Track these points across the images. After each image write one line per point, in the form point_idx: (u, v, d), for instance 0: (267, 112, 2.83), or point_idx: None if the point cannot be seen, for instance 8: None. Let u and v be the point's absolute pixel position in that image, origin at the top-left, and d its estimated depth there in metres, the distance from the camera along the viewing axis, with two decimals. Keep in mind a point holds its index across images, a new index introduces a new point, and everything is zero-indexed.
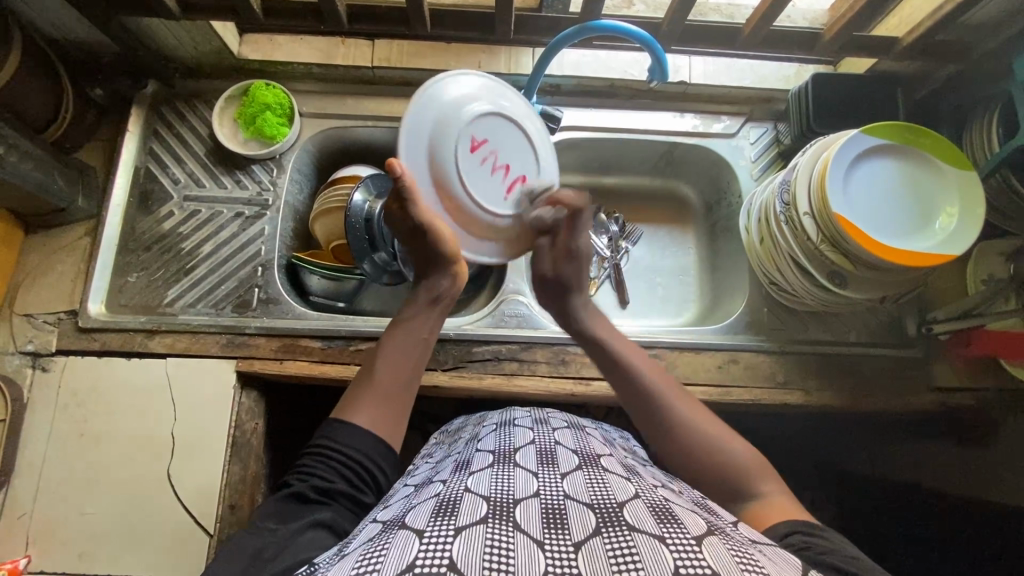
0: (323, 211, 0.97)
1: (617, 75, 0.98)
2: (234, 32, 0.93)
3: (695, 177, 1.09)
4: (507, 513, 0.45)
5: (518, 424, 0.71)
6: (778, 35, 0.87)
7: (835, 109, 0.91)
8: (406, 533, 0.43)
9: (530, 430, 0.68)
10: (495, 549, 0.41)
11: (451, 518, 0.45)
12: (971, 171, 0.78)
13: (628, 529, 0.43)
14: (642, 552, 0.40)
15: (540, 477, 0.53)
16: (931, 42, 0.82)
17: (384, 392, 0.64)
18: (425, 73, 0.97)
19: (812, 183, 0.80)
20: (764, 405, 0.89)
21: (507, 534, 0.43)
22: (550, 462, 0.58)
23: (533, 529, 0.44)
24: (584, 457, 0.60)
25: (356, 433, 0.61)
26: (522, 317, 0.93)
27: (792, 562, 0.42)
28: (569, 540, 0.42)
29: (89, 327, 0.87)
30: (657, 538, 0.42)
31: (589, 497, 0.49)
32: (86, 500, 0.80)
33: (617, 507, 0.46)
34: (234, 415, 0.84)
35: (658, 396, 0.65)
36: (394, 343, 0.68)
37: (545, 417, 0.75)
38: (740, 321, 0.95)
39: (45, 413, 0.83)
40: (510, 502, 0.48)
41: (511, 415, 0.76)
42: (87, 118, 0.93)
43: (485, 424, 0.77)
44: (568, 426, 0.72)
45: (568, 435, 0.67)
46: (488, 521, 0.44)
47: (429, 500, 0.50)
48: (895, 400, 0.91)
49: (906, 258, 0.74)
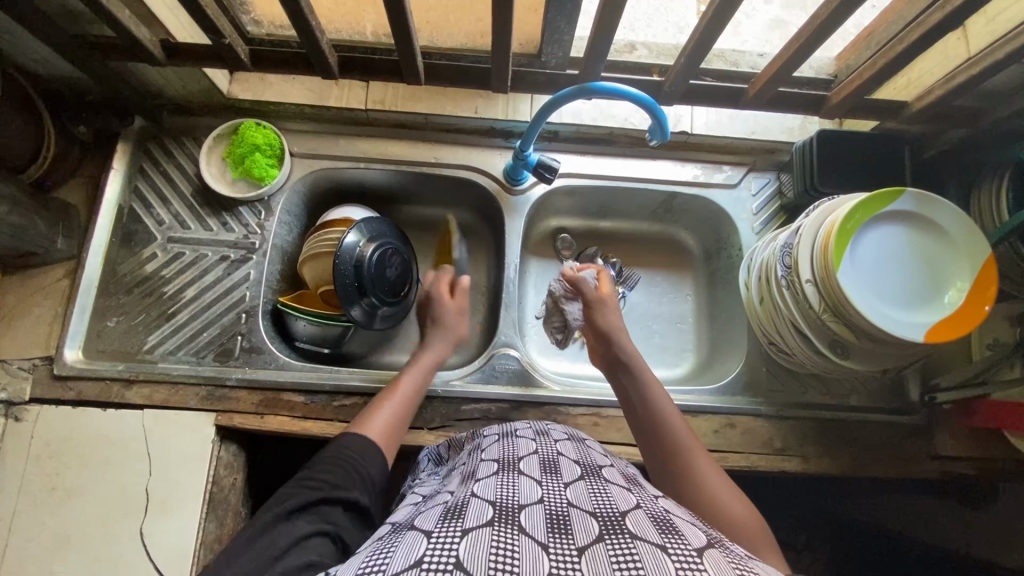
0: (311, 255, 0.94)
1: (617, 124, 0.96)
2: (225, 72, 0.91)
3: (695, 225, 1.07)
4: (512, 518, 0.43)
5: (519, 434, 0.65)
6: (785, 94, 0.84)
7: (841, 167, 0.88)
8: (414, 534, 0.42)
9: (533, 441, 0.62)
10: (502, 551, 0.39)
11: (460, 519, 0.43)
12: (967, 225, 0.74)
13: (630, 538, 0.41)
14: (645, 560, 0.38)
15: (543, 485, 0.50)
16: (942, 108, 0.80)
17: (391, 414, 0.76)
18: (420, 117, 0.94)
19: (815, 248, 0.77)
20: (763, 472, 0.86)
21: (513, 537, 0.40)
22: (553, 470, 0.54)
23: (538, 533, 0.41)
24: (586, 467, 0.56)
25: (364, 443, 0.70)
26: (513, 373, 0.89)
27: None
28: (572, 545, 0.40)
29: (66, 375, 0.84)
30: (660, 547, 0.39)
31: (592, 506, 0.46)
32: (55, 558, 0.77)
33: (620, 516, 0.44)
34: (212, 470, 0.82)
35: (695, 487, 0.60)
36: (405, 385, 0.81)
37: (545, 428, 0.69)
38: (738, 381, 0.92)
39: (15, 466, 0.80)
40: (515, 507, 0.45)
41: (512, 426, 0.69)
42: (71, 156, 0.90)
43: (485, 433, 0.70)
44: (568, 437, 0.66)
45: (570, 447, 0.62)
46: (494, 524, 0.42)
47: (436, 507, 0.48)
48: (895, 468, 0.88)
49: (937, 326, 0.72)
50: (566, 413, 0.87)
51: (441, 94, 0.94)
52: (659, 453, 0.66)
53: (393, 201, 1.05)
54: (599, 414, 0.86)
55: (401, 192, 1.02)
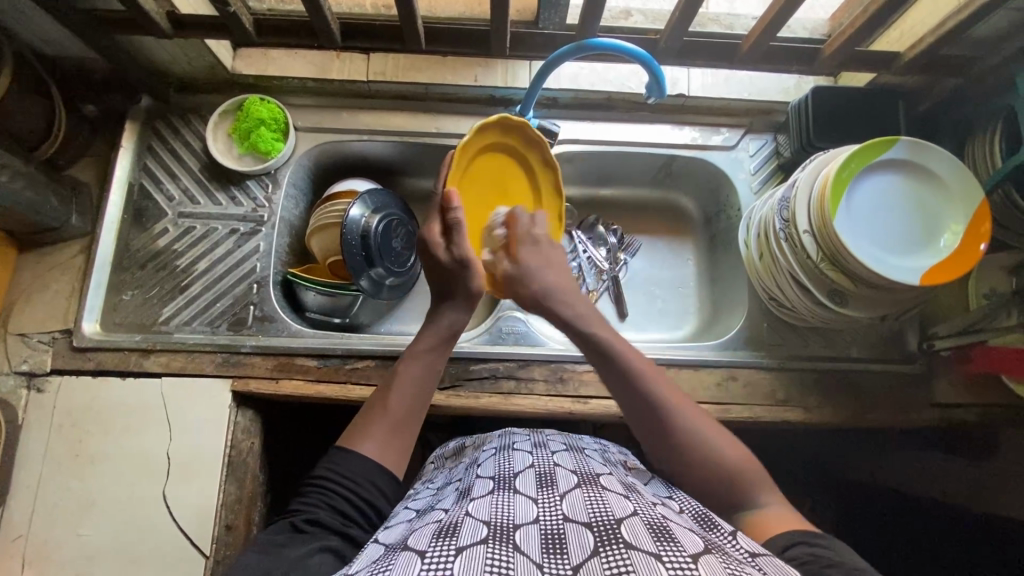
0: (318, 226, 0.95)
1: (615, 88, 0.98)
2: (228, 47, 0.92)
3: (694, 189, 1.08)
4: (507, 536, 0.45)
5: (518, 448, 0.68)
6: (778, 50, 0.85)
7: (836, 123, 0.89)
8: (408, 554, 0.43)
9: (530, 454, 0.64)
10: (496, 569, 0.40)
11: (454, 539, 0.44)
12: (974, 182, 0.75)
13: (625, 547, 0.42)
14: (638, 568, 0.39)
15: (539, 501, 0.52)
16: (934, 57, 0.81)
17: (395, 422, 0.63)
18: (421, 87, 0.96)
19: (812, 200, 0.79)
20: (766, 422, 0.88)
21: (507, 555, 0.43)
22: (549, 483, 0.55)
23: (533, 552, 0.43)
24: (583, 476, 0.57)
25: (361, 463, 0.60)
26: (519, 334, 0.92)
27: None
28: (568, 563, 0.42)
29: (85, 346, 0.86)
30: (654, 556, 0.41)
31: (587, 516, 0.47)
32: (83, 521, 0.80)
33: (615, 523, 0.45)
34: (230, 434, 0.84)
35: (688, 445, 0.58)
36: (407, 373, 0.66)
37: (544, 439, 0.72)
38: (739, 337, 0.95)
39: (39, 434, 0.83)
40: (510, 526, 0.47)
41: (511, 439, 0.72)
42: (80, 135, 0.92)
43: (485, 447, 0.73)
44: (567, 448, 0.68)
45: (567, 458, 0.63)
46: (488, 543, 0.43)
47: (430, 525, 0.49)
48: (895, 416, 0.90)
49: (941, 273, 0.74)
50: (572, 370, 0.89)
51: (441, 64, 0.96)
52: (648, 422, 0.61)
53: (397, 174, 1.07)
54: None
55: (403, 164, 1.04)
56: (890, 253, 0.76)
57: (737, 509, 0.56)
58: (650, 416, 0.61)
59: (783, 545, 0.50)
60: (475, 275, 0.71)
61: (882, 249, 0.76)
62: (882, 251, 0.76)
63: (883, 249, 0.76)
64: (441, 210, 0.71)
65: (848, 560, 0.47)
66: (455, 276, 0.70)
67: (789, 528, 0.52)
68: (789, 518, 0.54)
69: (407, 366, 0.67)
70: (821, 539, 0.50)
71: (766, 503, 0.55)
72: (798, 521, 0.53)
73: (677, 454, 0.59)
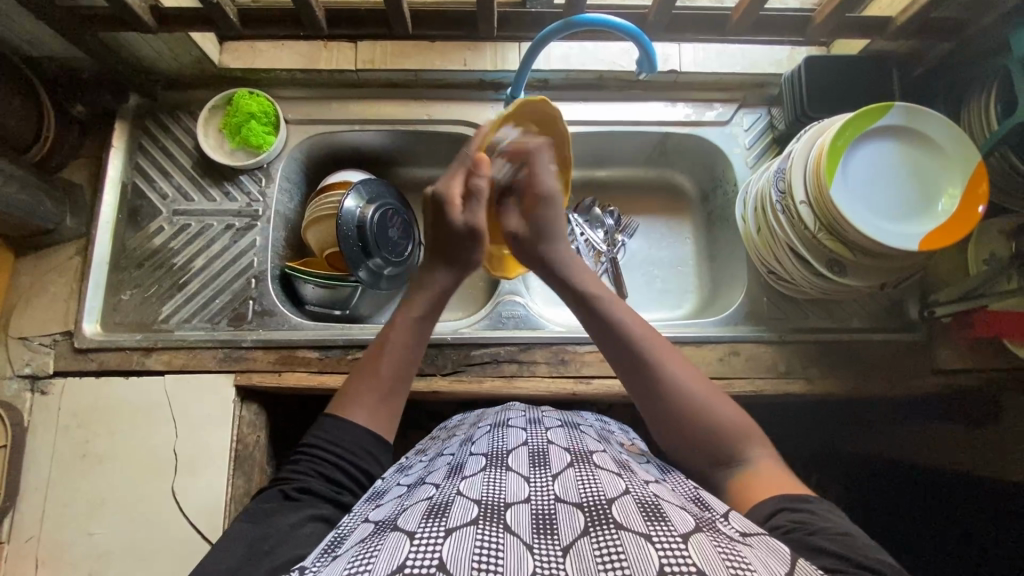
0: (313, 219, 0.95)
1: (606, 67, 0.97)
2: (213, 40, 0.91)
3: (690, 166, 1.08)
4: (498, 516, 0.45)
5: (513, 424, 0.68)
6: (768, 20, 0.85)
7: (830, 92, 0.89)
8: (397, 536, 0.42)
9: (524, 431, 0.64)
10: (485, 551, 0.40)
11: (444, 519, 0.44)
12: (971, 151, 0.75)
13: (615, 528, 0.42)
14: (628, 550, 0.39)
15: (531, 479, 0.51)
16: (925, 21, 0.80)
17: (384, 391, 0.63)
18: (410, 74, 0.95)
19: (807, 169, 0.79)
20: (768, 396, 0.89)
21: (497, 535, 0.42)
22: (542, 462, 0.55)
23: (523, 531, 0.43)
24: (576, 454, 0.57)
25: (353, 431, 0.60)
26: (519, 318, 0.92)
27: (781, 553, 0.41)
28: (558, 543, 0.42)
29: (86, 347, 0.86)
30: (644, 536, 0.41)
31: (578, 497, 0.47)
32: (93, 520, 0.80)
33: (606, 504, 0.45)
34: (235, 428, 0.84)
35: (676, 393, 0.59)
36: (397, 340, 0.65)
37: (539, 415, 0.72)
38: (739, 312, 0.94)
39: (45, 436, 0.83)
40: (501, 505, 0.46)
41: (506, 415, 0.72)
42: (71, 137, 0.92)
43: (479, 424, 0.72)
44: (562, 424, 0.68)
45: (561, 435, 0.63)
46: (478, 523, 0.43)
47: (420, 503, 0.49)
48: (898, 384, 0.90)
49: (937, 241, 0.73)
50: (574, 351, 0.89)
51: (430, 49, 0.95)
52: (637, 376, 0.61)
53: (391, 164, 1.06)
54: None
55: (396, 153, 1.03)
56: (885, 222, 0.75)
57: (722, 465, 0.56)
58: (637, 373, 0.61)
59: (769, 510, 0.50)
60: (479, 247, 0.69)
61: (881, 217, 0.76)
62: (883, 217, 0.76)
63: (882, 218, 0.76)
64: (466, 172, 0.66)
65: (841, 542, 0.45)
66: (461, 242, 0.68)
67: (777, 488, 0.52)
68: (776, 474, 0.54)
69: (397, 333, 0.65)
70: (814, 505, 0.49)
71: (756, 458, 0.55)
72: (789, 479, 0.53)
73: (665, 414, 0.59)
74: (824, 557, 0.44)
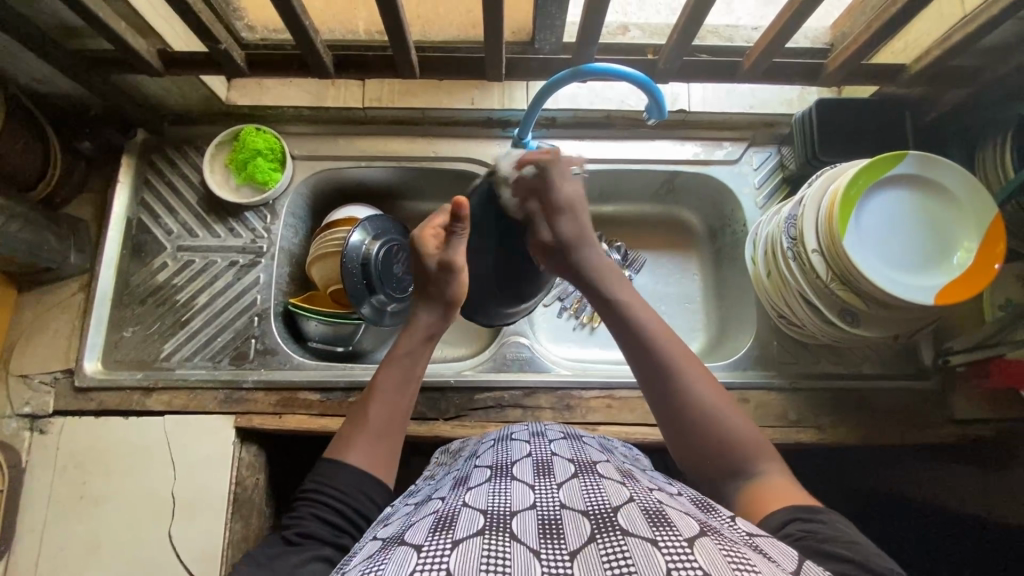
0: (318, 257, 0.94)
1: (615, 105, 0.97)
2: (222, 79, 0.92)
3: (698, 203, 1.07)
4: (503, 525, 0.43)
5: (516, 437, 0.65)
6: (779, 66, 0.84)
7: (842, 136, 0.87)
8: (404, 550, 0.41)
9: (528, 443, 0.62)
10: (493, 560, 0.38)
11: (450, 531, 0.42)
12: (989, 207, 0.73)
13: (621, 534, 0.40)
14: (635, 558, 0.37)
15: (536, 488, 0.50)
16: (941, 68, 0.79)
17: (378, 431, 0.61)
18: (417, 111, 0.95)
19: (819, 217, 0.77)
20: (778, 444, 0.87)
21: (504, 544, 0.40)
22: (546, 472, 0.53)
23: (529, 539, 0.41)
24: (580, 463, 0.55)
25: (348, 475, 0.58)
26: (524, 360, 0.90)
27: (788, 555, 0.40)
28: (565, 549, 0.40)
29: (86, 386, 0.86)
30: (650, 541, 0.39)
31: (584, 505, 0.45)
32: (88, 566, 0.79)
33: (612, 512, 0.43)
34: (235, 471, 0.83)
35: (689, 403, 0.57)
36: (387, 382, 0.65)
37: (543, 428, 0.68)
38: (748, 356, 0.93)
39: (43, 477, 0.82)
40: (508, 513, 0.45)
41: (510, 428, 0.69)
42: (76, 172, 0.92)
43: (483, 438, 0.70)
44: (565, 435, 0.65)
45: (565, 445, 0.61)
46: (485, 533, 0.41)
47: (428, 516, 0.47)
48: (912, 433, 0.88)
49: (961, 292, 0.71)
50: (579, 396, 0.87)
51: (438, 88, 0.95)
52: (656, 386, 0.58)
53: (397, 198, 1.06)
54: (611, 396, 0.87)
55: (402, 189, 1.03)
56: (902, 275, 0.74)
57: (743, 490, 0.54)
58: (659, 379, 0.58)
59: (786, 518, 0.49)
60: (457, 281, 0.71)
61: (898, 270, 0.74)
62: (898, 266, 0.74)
63: (892, 264, 0.74)
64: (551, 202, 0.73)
65: (855, 550, 0.44)
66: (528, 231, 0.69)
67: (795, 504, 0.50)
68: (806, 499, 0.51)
69: (386, 377, 0.65)
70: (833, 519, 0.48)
71: (771, 475, 0.53)
72: (800, 494, 0.51)
73: (679, 424, 0.57)
74: (834, 563, 0.43)
